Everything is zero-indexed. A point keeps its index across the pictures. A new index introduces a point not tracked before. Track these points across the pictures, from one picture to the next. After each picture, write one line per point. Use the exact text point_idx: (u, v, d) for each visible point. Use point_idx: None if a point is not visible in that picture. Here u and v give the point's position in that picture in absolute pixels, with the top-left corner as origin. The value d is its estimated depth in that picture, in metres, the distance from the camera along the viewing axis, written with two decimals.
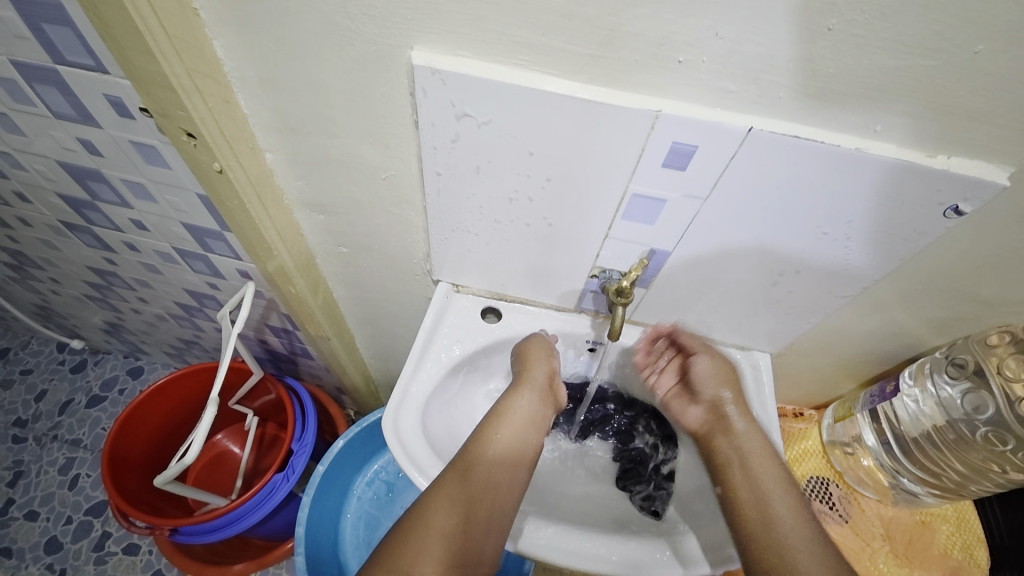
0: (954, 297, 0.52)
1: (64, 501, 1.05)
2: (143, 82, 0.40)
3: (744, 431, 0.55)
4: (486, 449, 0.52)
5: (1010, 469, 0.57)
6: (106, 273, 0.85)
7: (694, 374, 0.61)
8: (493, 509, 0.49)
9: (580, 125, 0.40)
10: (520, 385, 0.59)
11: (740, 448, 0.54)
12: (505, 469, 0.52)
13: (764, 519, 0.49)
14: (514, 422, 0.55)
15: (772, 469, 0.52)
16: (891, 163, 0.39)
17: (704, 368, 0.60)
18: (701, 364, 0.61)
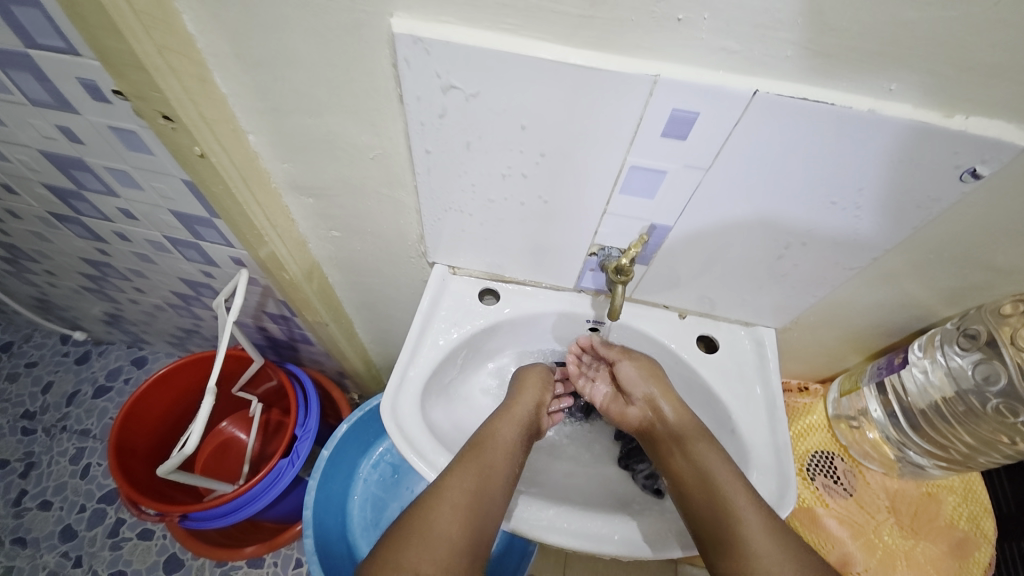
0: (966, 267, 0.50)
1: (77, 490, 1.06)
2: (113, 63, 0.38)
3: (684, 425, 0.56)
4: (488, 441, 0.54)
5: (1019, 441, 0.56)
6: (101, 264, 0.84)
7: (622, 378, 0.61)
8: (498, 494, 0.50)
9: (574, 94, 0.38)
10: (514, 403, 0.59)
11: (683, 442, 0.55)
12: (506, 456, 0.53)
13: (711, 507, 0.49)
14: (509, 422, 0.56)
15: (716, 455, 0.52)
16: (906, 124, 0.37)
17: (632, 372, 0.60)
18: (626, 367, 0.61)
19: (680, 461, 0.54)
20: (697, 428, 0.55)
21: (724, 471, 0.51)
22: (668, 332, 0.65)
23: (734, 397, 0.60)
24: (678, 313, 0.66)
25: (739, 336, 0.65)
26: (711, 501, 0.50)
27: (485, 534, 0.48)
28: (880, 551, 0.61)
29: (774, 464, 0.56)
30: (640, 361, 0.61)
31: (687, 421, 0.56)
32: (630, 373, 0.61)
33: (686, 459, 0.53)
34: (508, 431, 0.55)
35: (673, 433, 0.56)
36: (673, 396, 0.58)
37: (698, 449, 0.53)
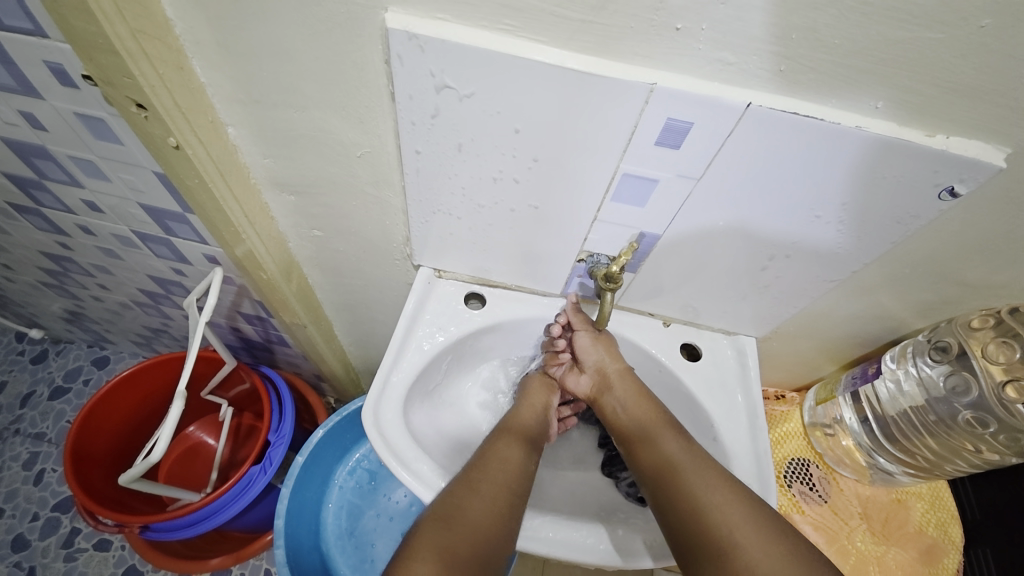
0: (940, 281, 0.52)
1: (29, 497, 1.00)
2: (83, 46, 0.36)
3: (650, 424, 0.55)
4: (490, 451, 0.53)
5: (984, 449, 0.58)
6: (62, 258, 0.79)
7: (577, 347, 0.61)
8: (498, 495, 0.48)
9: (569, 99, 0.38)
10: (519, 411, 0.60)
11: (653, 443, 0.53)
12: (502, 462, 0.52)
13: (686, 505, 0.47)
14: (512, 429, 0.57)
15: (688, 451, 0.51)
16: (892, 143, 0.37)
17: (585, 347, 0.60)
18: (580, 339, 0.60)
19: (652, 463, 0.52)
20: (668, 426, 0.54)
21: (700, 467, 0.50)
22: (652, 340, 0.65)
23: (717, 405, 0.61)
24: (662, 321, 0.67)
25: (721, 345, 0.66)
26: (687, 498, 0.48)
27: (488, 539, 0.45)
28: (853, 557, 0.63)
29: (755, 472, 0.56)
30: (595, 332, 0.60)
31: (654, 419, 0.55)
32: (585, 342, 0.60)
33: (657, 462, 0.52)
34: (507, 441, 0.55)
35: (640, 431, 0.55)
36: (627, 374, 0.59)
37: (671, 449, 0.52)
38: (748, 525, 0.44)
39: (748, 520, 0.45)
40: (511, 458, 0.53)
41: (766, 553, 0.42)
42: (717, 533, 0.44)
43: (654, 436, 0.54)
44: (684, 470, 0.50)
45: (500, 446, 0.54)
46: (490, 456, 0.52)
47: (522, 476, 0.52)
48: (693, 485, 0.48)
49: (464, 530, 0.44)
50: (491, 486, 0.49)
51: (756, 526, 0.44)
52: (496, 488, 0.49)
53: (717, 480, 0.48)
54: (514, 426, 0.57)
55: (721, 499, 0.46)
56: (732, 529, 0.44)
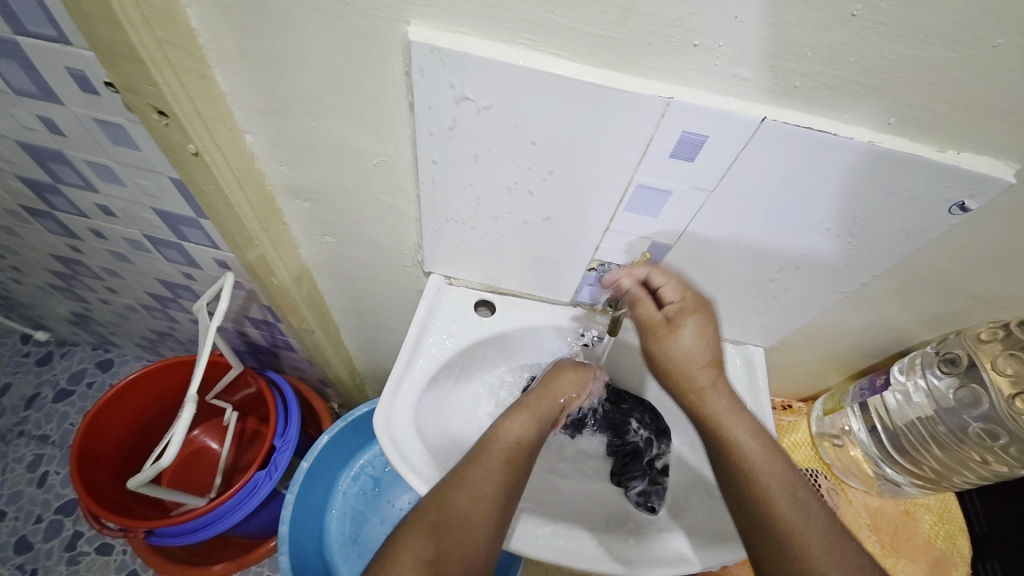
0: (948, 293, 0.52)
1: (33, 500, 1.00)
2: (107, 53, 0.36)
3: (718, 414, 0.50)
4: (490, 441, 0.51)
5: (993, 461, 0.58)
6: (71, 261, 0.80)
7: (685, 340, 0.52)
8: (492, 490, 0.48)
9: (587, 111, 0.38)
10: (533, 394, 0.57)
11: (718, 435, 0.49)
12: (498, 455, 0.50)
13: (754, 506, 0.45)
14: (519, 419, 0.54)
15: (756, 448, 0.48)
16: (901, 158, 0.38)
17: (680, 345, 0.52)
18: (681, 333, 0.52)
19: (721, 459, 0.49)
20: (737, 410, 0.50)
21: (765, 462, 0.47)
22: None
23: None
24: None
25: (729, 354, 0.66)
26: (758, 500, 0.45)
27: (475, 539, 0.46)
28: None
29: None
30: (701, 319, 0.52)
31: (722, 408, 0.50)
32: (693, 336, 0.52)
33: (723, 458, 0.49)
34: (508, 431, 0.52)
35: (703, 422, 0.51)
36: (720, 376, 0.52)
37: (738, 443, 0.48)
38: (816, 530, 0.42)
39: (816, 524, 0.43)
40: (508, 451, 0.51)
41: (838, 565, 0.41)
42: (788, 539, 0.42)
43: (719, 426, 0.50)
44: (753, 467, 0.46)
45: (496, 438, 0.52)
46: (491, 447, 0.51)
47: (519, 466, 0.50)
48: (762, 486, 0.45)
49: (452, 536, 0.45)
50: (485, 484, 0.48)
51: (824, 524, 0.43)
52: (491, 486, 0.48)
53: (785, 477, 0.46)
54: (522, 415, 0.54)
55: (789, 502, 0.44)
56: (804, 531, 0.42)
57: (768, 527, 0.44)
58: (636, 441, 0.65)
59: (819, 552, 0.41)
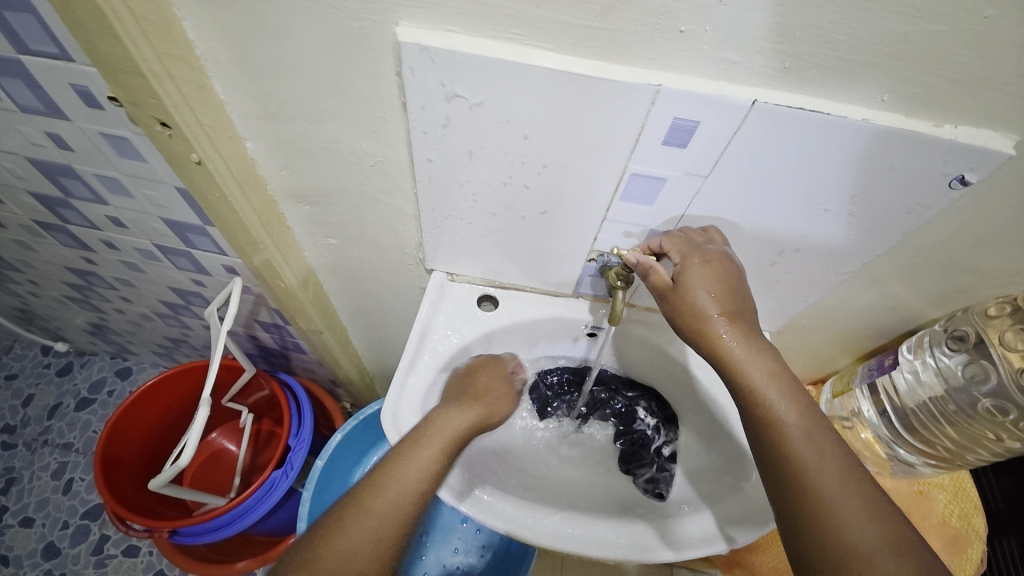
0: (953, 270, 0.51)
1: (60, 506, 1.03)
2: (108, 68, 0.37)
3: (738, 359, 0.45)
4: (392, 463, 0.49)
5: (1007, 438, 0.57)
6: (86, 273, 0.82)
7: (692, 284, 0.46)
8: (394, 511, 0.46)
9: (576, 103, 0.38)
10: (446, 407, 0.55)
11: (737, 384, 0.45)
12: (413, 469, 0.48)
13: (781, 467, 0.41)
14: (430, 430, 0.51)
15: (779, 397, 0.44)
16: (895, 134, 0.38)
17: (693, 302, 0.47)
18: (687, 284, 0.46)
19: (745, 409, 0.45)
20: (758, 353, 0.46)
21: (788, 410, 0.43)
22: None
23: None
24: None
25: None
26: (776, 450, 0.42)
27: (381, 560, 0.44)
28: None
29: None
30: (713, 268, 0.46)
31: (743, 352, 0.45)
32: (701, 276, 0.46)
33: (745, 406, 0.45)
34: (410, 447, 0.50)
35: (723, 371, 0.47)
36: (738, 324, 0.46)
37: (761, 391, 0.44)
38: (839, 478, 0.39)
39: (839, 472, 0.39)
40: (428, 463, 0.49)
41: (862, 515, 0.37)
42: (808, 490, 0.39)
43: (740, 373, 0.45)
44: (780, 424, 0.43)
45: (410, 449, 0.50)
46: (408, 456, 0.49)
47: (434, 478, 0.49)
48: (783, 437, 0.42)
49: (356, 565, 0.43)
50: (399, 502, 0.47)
51: (858, 491, 0.39)
52: (406, 502, 0.47)
53: (811, 433, 0.42)
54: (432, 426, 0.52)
55: (812, 458, 0.40)
56: (834, 499, 0.38)
57: (789, 479, 0.41)
58: (642, 429, 0.67)
59: (839, 501, 0.38)
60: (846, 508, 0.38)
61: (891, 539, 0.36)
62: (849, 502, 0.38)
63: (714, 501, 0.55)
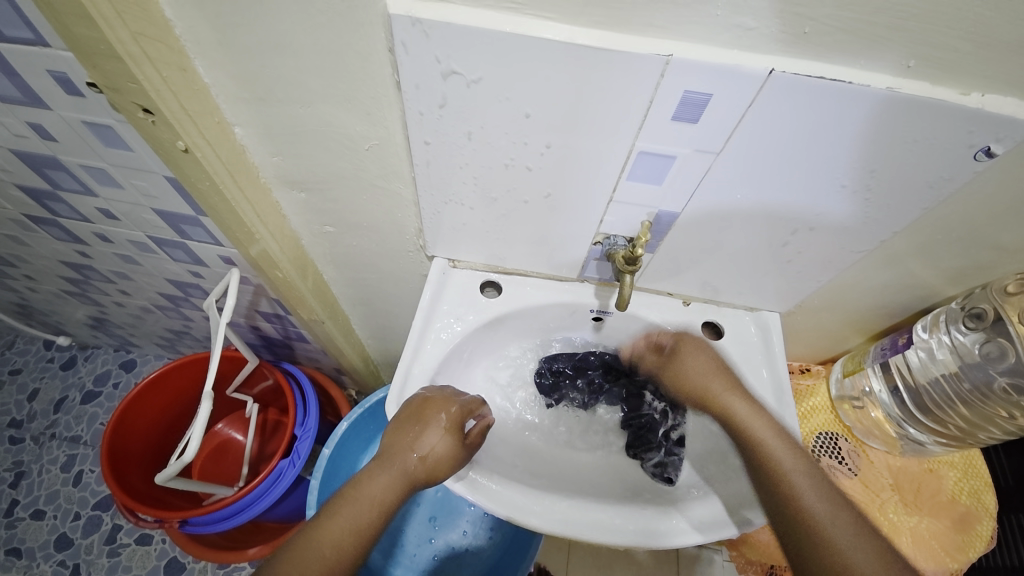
0: (972, 246, 0.50)
1: (70, 498, 1.04)
2: (85, 52, 0.35)
3: (743, 418, 0.53)
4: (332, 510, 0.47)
5: (1018, 415, 0.57)
6: (82, 267, 0.81)
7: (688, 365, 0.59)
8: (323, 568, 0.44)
9: (579, 78, 0.36)
10: (385, 456, 0.50)
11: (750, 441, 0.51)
12: (344, 526, 0.46)
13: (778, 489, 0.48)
14: (367, 483, 0.48)
15: (787, 454, 0.50)
16: (918, 103, 0.36)
17: (685, 371, 0.59)
18: (681, 358, 0.60)
19: (759, 469, 0.50)
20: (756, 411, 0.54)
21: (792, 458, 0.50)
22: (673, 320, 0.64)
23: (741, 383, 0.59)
24: (681, 300, 0.65)
25: (744, 321, 0.64)
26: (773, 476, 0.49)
27: None
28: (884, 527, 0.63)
29: None
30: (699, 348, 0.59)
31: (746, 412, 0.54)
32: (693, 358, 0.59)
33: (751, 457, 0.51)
34: (350, 498, 0.48)
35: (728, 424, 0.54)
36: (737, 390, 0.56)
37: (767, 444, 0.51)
38: (824, 503, 0.47)
39: (822, 498, 0.47)
40: (364, 517, 0.47)
41: (848, 534, 0.45)
42: (811, 524, 0.46)
43: (758, 440, 0.51)
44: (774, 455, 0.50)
45: (346, 502, 0.47)
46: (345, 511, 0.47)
47: (367, 540, 0.47)
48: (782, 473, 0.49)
49: None
50: (324, 561, 0.44)
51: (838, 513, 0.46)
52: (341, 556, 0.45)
53: (801, 466, 0.49)
54: (371, 478, 0.49)
55: (805, 486, 0.48)
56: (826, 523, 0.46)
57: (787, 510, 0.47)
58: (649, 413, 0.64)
59: (831, 525, 0.45)
60: (841, 531, 0.45)
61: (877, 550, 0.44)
62: (838, 525, 0.45)
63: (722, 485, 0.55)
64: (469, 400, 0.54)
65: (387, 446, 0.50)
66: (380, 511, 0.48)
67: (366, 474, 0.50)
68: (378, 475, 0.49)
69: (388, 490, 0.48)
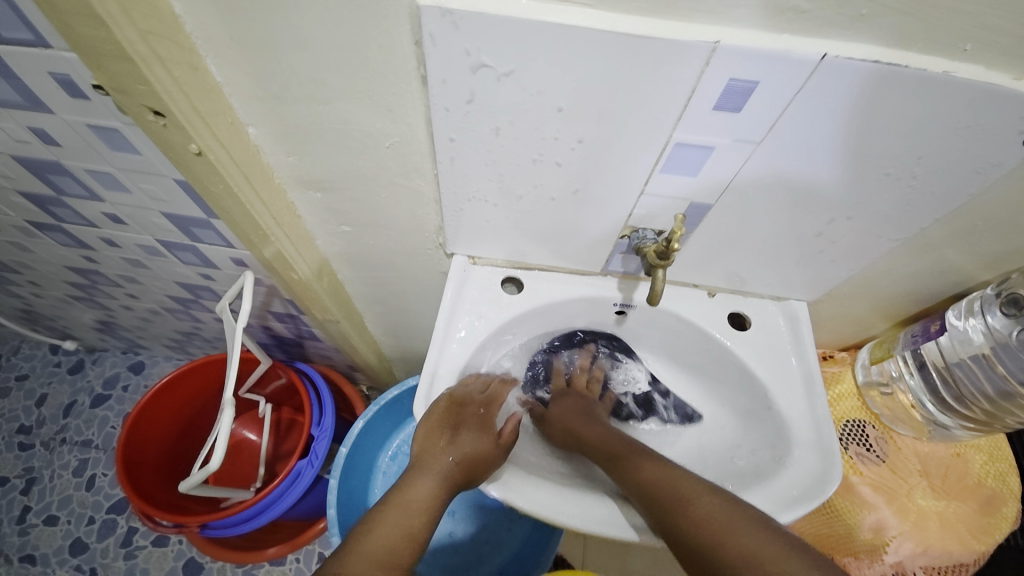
0: (1014, 230, 0.48)
1: (84, 503, 1.04)
2: (89, 52, 0.33)
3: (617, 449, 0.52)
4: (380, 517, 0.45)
5: None
6: (89, 272, 0.79)
7: (560, 409, 0.60)
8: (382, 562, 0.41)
9: (617, 67, 0.34)
10: (423, 463, 0.50)
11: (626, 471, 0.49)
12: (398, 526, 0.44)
13: (664, 510, 0.44)
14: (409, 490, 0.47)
15: (661, 470, 0.47)
16: (977, 87, 0.34)
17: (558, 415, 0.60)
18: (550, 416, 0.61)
19: (644, 496, 0.46)
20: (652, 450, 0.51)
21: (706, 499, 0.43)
22: (699, 311, 0.62)
23: (770, 374, 0.58)
24: (707, 292, 0.64)
25: (771, 311, 0.63)
26: (657, 498, 0.45)
27: None
28: (914, 514, 0.63)
29: (816, 439, 0.54)
30: (571, 400, 0.62)
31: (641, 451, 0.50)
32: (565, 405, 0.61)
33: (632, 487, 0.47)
34: (395, 505, 0.46)
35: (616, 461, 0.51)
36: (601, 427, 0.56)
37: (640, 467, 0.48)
38: (714, 501, 0.43)
39: (711, 498, 0.43)
40: (415, 521, 0.45)
41: (745, 523, 0.40)
42: (710, 528, 0.41)
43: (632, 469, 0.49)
44: (650, 477, 0.47)
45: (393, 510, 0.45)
46: (397, 517, 0.45)
47: (419, 545, 0.44)
48: (666, 490, 0.45)
49: None
50: (380, 560, 0.41)
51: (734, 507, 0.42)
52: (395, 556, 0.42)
53: (680, 478, 0.46)
54: (413, 485, 0.48)
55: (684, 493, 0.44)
56: (721, 517, 0.41)
57: (681, 525, 0.42)
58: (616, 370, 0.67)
59: (725, 516, 0.41)
60: (736, 522, 0.41)
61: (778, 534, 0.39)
62: (733, 516, 0.41)
63: (751, 479, 0.54)
64: (494, 389, 0.57)
65: (423, 452, 0.50)
66: (428, 515, 0.46)
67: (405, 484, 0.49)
68: (419, 480, 0.48)
69: (433, 494, 0.48)
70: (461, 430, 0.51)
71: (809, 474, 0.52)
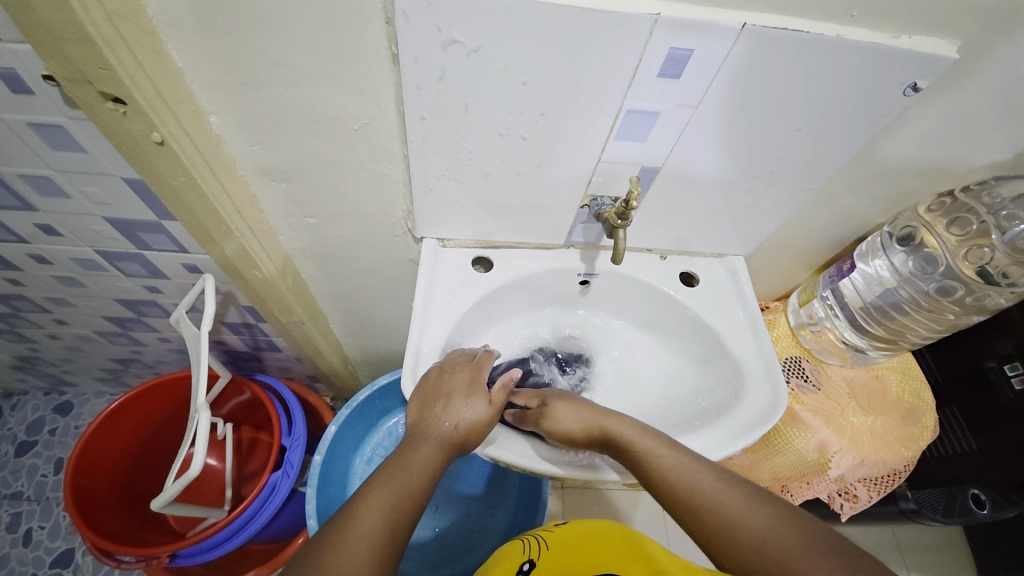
0: (899, 175, 0.57)
1: (23, 560, 0.92)
2: (48, 35, 0.32)
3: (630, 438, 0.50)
4: (376, 483, 0.45)
5: (957, 312, 0.67)
6: (11, 298, 0.72)
7: (558, 416, 0.55)
8: (381, 524, 0.42)
9: (575, 40, 0.38)
10: (421, 429, 0.50)
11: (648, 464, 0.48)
12: (398, 488, 0.45)
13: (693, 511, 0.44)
14: (407, 456, 0.48)
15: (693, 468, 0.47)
16: (862, 47, 0.41)
17: (561, 419, 0.54)
18: (554, 414, 0.55)
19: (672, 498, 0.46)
20: (692, 464, 0.47)
21: (753, 516, 0.42)
22: (654, 273, 0.68)
23: (721, 321, 0.65)
24: (658, 255, 0.70)
25: (714, 267, 0.70)
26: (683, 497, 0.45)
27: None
28: (849, 430, 0.72)
29: (765, 371, 0.61)
30: (570, 398, 0.56)
31: (676, 463, 0.47)
32: (565, 411, 0.55)
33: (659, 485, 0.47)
34: (391, 471, 0.47)
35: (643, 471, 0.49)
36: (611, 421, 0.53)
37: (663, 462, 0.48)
38: (742, 502, 0.43)
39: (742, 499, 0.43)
40: (414, 484, 0.46)
41: (768, 521, 0.41)
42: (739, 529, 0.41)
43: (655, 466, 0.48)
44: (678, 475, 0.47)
45: (393, 474, 0.46)
46: (397, 479, 0.46)
47: (418, 504, 0.46)
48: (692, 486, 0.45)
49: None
50: (382, 521, 0.42)
51: (760, 508, 0.42)
52: (393, 520, 0.43)
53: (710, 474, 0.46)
54: (412, 451, 0.49)
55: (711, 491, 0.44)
56: (746, 520, 0.41)
57: (713, 530, 0.43)
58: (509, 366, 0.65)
59: (751, 517, 0.42)
60: (757, 520, 0.41)
61: (795, 524, 0.41)
62: (756, 515, 0.42)
63: (715, 415, 0.60)
64: (481, 358, 0.57)
65: (420, 419, 0.51)
66: (427, 477, 0.47)
67: (403, 449, 0.49)
68: (418, 446, 0.49)
69: (433, 459, 0.49)
70: (455, 395, 0.52)
71: (764, 401, 0.59)
